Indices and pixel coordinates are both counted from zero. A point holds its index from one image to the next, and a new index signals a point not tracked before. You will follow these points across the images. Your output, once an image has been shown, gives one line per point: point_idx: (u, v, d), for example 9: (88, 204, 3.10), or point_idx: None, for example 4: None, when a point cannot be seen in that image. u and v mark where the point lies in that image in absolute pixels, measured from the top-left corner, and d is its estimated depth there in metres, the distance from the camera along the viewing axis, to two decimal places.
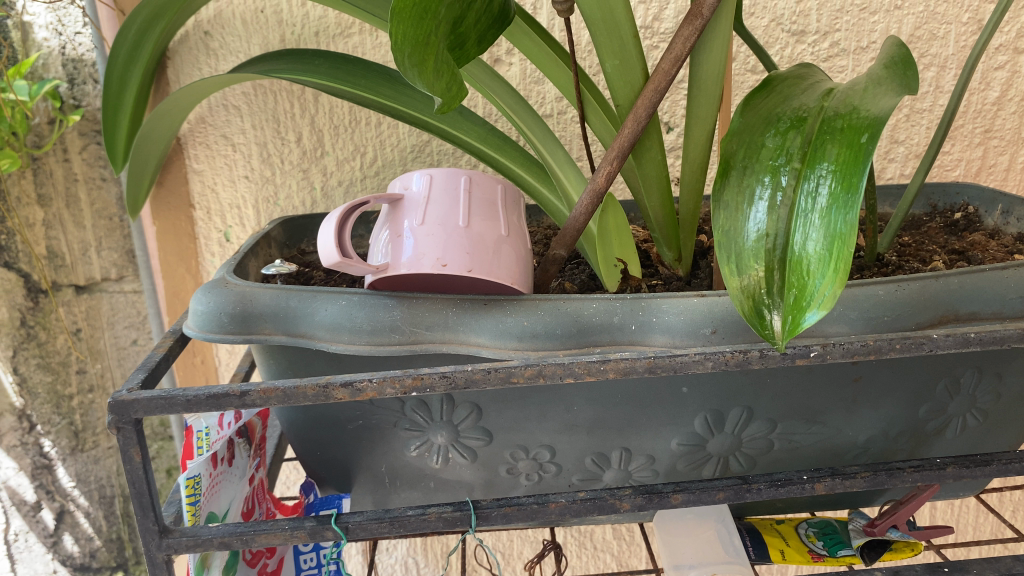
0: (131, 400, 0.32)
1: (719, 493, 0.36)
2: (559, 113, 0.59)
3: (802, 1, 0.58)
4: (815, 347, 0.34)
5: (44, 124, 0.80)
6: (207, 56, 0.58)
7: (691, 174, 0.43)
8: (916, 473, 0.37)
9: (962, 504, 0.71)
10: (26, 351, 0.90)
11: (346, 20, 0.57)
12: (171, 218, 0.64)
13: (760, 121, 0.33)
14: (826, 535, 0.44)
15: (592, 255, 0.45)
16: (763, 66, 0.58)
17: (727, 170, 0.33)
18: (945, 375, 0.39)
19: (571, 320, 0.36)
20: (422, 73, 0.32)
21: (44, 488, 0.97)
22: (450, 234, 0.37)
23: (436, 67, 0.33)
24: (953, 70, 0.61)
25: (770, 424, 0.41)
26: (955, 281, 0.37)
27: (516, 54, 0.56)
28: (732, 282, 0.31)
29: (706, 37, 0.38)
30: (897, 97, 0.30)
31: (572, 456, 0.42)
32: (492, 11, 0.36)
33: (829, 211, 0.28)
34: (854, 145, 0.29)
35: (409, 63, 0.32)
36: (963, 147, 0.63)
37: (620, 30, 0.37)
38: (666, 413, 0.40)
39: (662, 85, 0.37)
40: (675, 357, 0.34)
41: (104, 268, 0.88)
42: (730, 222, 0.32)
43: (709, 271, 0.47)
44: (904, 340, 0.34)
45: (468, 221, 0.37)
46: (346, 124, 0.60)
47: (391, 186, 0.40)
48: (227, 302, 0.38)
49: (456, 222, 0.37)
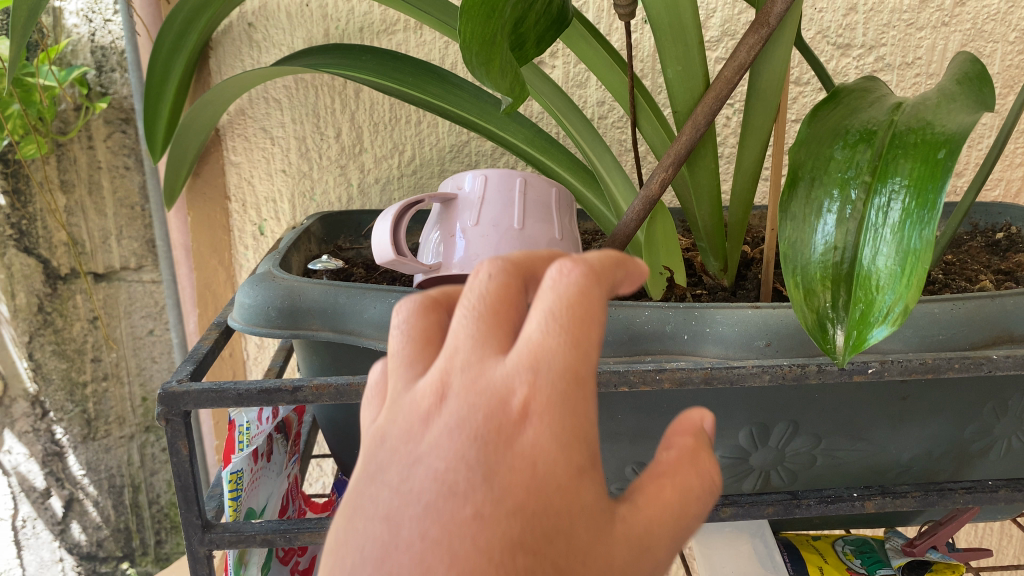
0: (182, 392, 0.32)
1: (768, 508, 0.36)
2: (600, 117, 0.59)
3: (849, 15, 0.58)
4: (873, 363, 0.34)
5: (71, 110, 0.80)
6: (250, 48, 0.58)
7: (742, 184, 0.43)
8: (968, 495, 0.37)
9: (987, 526, 0.71)
10: (43, 337, 0.89)
11: (391, 16, 0.56)
12: (205, 208, 0.63)
13: (828, 133, 0.33)
14: (864, 553, 0.44)
15: (638, 264, 0.44)
16: (807, 78, 0.58)
17: (794, 181, 0.33)
18: (993, 396, 0.39)
19: (624, 327, 0.35)
20: (488, 72, 0.32)
21: (54, 476, 0.96)
22: (504, 236, 0.37)
23: (502, 66, 0.33)
24: (997, 89, 0.60)
25: (815, 439, 0.40)
26: (1010, 301, 0.36)
27: (560, 57, 0.57)
28: (798, 295, 0.31)
29: (768, 49, 0.38)
30: (973, 114, 0.29)
31: (612, 465, 0.41)
32: (553, 12, 0.35)
33: (901, 226, 0.28)
34: (929, 161, 0.28)
35: (477, 62, 0.32)
36: (1004, 167, 0.63)
37: (685, 36, 0.37)
38: (712, 425, 0.39)
39: (724, 94, 0.36)
40: (731, 368, 0.33)
41: (123, 257, 0.89)
42: (797, 234, 0.32)
43: (757, 282, 0.47)
44: (963, 360, 0.34)
45: (523, 223, 0.37)
46: (386, 121, 0.60)
47: (443, 185, 0.40)
48: (276, 297, 0.37)
49: (511, 223, 0.37)
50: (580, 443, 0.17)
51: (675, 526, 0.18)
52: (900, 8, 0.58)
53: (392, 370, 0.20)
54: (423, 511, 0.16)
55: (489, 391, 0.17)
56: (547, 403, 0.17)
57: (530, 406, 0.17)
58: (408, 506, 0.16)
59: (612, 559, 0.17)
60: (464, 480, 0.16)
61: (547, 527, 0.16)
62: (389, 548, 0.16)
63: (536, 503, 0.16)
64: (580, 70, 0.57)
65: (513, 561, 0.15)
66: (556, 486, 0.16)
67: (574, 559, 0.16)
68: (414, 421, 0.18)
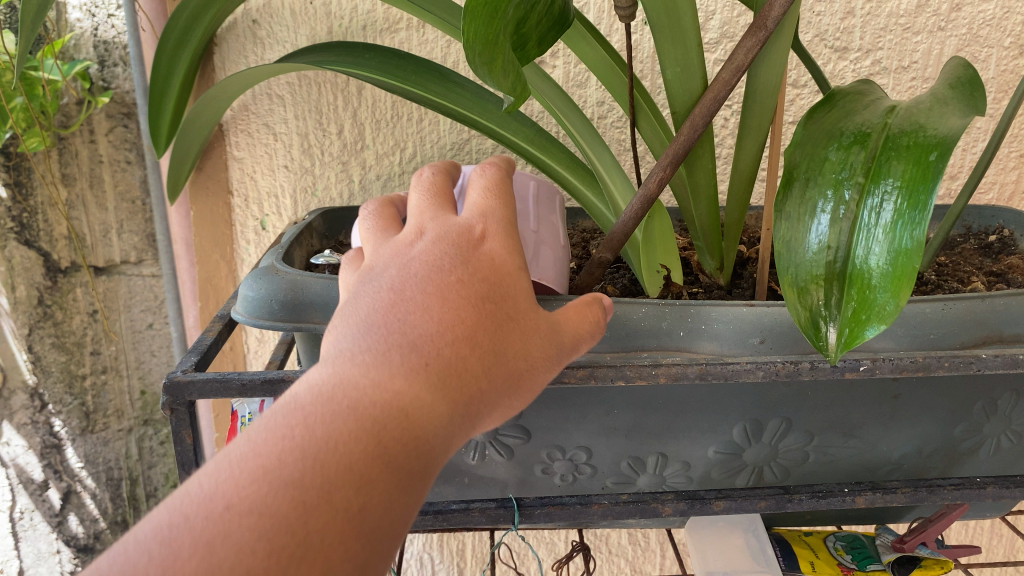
0: (186, 382, 0.33)
1: (761, 501, 0.38)
2: (599, 117, 0.59)
3: (846, 18, 0.59)
4: (864, 360, 0.35)
5: (72, 104, 0.80)
6: (254, 44, 0.58)
7: (738, 184, 0.43)
8: (957, 491, 0.38)
9: (977, 525, 0.72)
10: (42, 330, 0.89)
11: (394, 15, 0.57)
12: (207, 203, 0.64)
13: (822, 135, 0.33)
14: (855, 548, 0.45)
15: (635, 261, 0.45)
16: (804, 80, 0.58)
17: (789, 182, 0.33)
18: (982, 396, 0.40)
19: (620, 324, 0.36)
20: (491, 71, 0.33)
21: (53, 468, 0.96)
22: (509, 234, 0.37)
23: (505, 65, 0.34)
24: (992, 93, 0.61)
25: (807, 436, 0.41)
26: (1000, 302, 0.37)
27: (561, 57, 0.57)
28: (791, 294, 0.31)
29: (767, 51, 0.39)
30: (965, 117, 0.30)
31: (608, 459, 0.41)
32: (554, 13, 0.35)
33: (894, 226, 0.29)
34: (922, 163, 0.29)
35: (480, 61, 0.32)
36: (998, 170, 0.63)
37: (685, 38, 0.38)
38: (705, 421, 0.40)
39: (721, 95, 0.37)
40: (726, 365, 0.34)
41: (124, 251, 0.90)
42: (791, 234, 0.32)
43: (752, 281, 0.47)
44: (953, 359, 0.35)
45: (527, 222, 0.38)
46: (388, 119, 0.61)
47: None
48: (279, 290, 0.38)
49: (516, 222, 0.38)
50: (517, 256, 0.29)
51: (574, 327, 0.30)
52: (897, 12, 0.58)
53: (370, 242, 0.32)
54: (424, 277, 0.27)
55: (456, 227, 0.29)
56: (496, 230, 0.30)
57: (482, 236, 0.29)
58: (412, 277, 0.27)
59: (537, 325, 0.28)
60: (449, 263, 0.28)
61: (500, 291, 0.28)
62: (403, 296, 0.27)
63: (495, 277, 0.28)
64: (580, 70, 0.58)
65: (485, 303, 0.27)
66: (505, 272, 0.28)
67: (517, 312, 0.28)
68: (402, 247, 0.29)
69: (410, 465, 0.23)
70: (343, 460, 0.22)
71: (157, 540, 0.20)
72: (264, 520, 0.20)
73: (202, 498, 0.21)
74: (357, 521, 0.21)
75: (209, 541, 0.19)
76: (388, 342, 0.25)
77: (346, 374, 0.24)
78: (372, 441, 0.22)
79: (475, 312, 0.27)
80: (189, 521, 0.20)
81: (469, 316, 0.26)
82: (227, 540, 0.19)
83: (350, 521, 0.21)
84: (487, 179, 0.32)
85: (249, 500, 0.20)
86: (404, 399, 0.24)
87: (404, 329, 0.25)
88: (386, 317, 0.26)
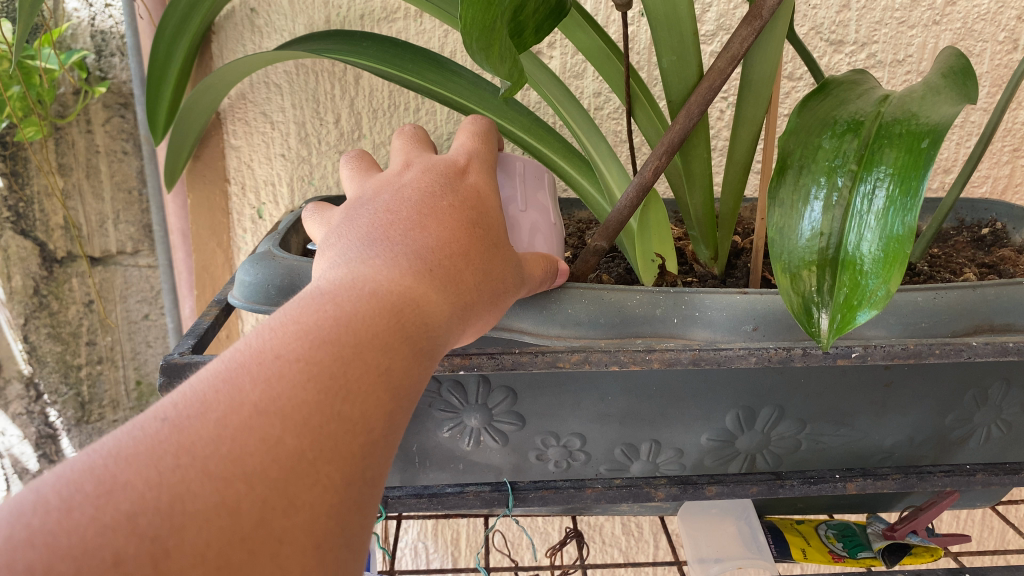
0: (184, 364, 0.33)
1: (753, 487, 0.39)
2: (595, 107, 0.60)
3: (842, 12, 0.59)
4: (856, 348, 0.35)
5: (69, 94, 0.80)
6: (252, 33, 0.58)
7: (734, 174, 0.44)
8: (947, 478, 0.38)
9: (967, 517, 0.73)
10: (37, 320, 0.89)
11: (391, 5, 0.57)
12: (205, 192, 0.64)
13: (817, 123, 0.34)
14: (846, 537, 0.45)
15: (630, 250, 0.45)
16: (800, 73, 0.59)
17: (783, 170, 0.34)
18: (974, 385, 0.40)
19: (615, 310, 0.36)
20: (488, 57, 0.33)
21: (48, 458, 0.96)
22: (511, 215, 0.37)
23: (502, 52, 0.34)
24: (986, 88, 0.62)
25: (800, 424, 0.41)
26: (992, 291, 0.37)
27: (558, 47, 0.57)
28: (786, 280, 0.32)
29: (762, 41, 0.39)
30: (957, 106, 0.30)
31: (602, 446, 0.42)
32: (551, 1, 0.36)
33: (886, 212, 0.29)
34: (914, 150, 0.29)
35: (477, 48, 0.33)
36: (991, 164, 0.64)
37: (681, 27, 0.38)
38: (699, 409, 0.40)
39: (717, 84, 0.37)
40: (719, 350, 0.35)
41: (120, 241, 0.90)
42: (785, 221, 0.33)
43: (746, 270, 0.48)
44: (944, 347, 0.36)
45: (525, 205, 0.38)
46: (385, 108, 0.61)
47: None
48: (276, 275, 0.38)
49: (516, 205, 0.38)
50: (495, 193, 0.31)
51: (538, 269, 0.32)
52: (893, 6, 0.59)
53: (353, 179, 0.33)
54: (420, 197, 0.28)
55: (442, 162, 0.30)
56: (479, 169, 0.31)
57: (466, 170, 0.31)
58: (409, 196, 0.28)
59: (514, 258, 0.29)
60: (442, 186, 0.29)
61: (485, 219, 0.28)
62: (401, 212, 0.27)
63: (481, 207, 0.29)
64: (577, 60, 0.58)
65: (473, 227, 0.27)
66: (488, 203, 0.29)
67: (499, 241, 0.29)
68: (393, 178, 0.30)
69: (425, 349, 0.23)
70: (372, 329, 0.21)
71: (208, 384, 0.19)
72: (313, 370, 0.19)
73: (244, 356, 0.20)
74: (388, 385, 0.21)
75: (264, 382, 0.19)
76: (395, 243, 0.25)
77: (359, 266, 0.24)
78: (398, 318, 0.22)
79: (469, 231, 0.27)
80: (241, 367, 0.19)
81: (462, 235, 0.27)
82: (282, 382, 0.19)
83: (385, 383, 0.20)
84: (477, 127, 0.35)
85: (293, 350, 0.20)
86: (417, 290, 0.23)
87: (410, 234, 0.25)
88: (387, 229, 0.26)
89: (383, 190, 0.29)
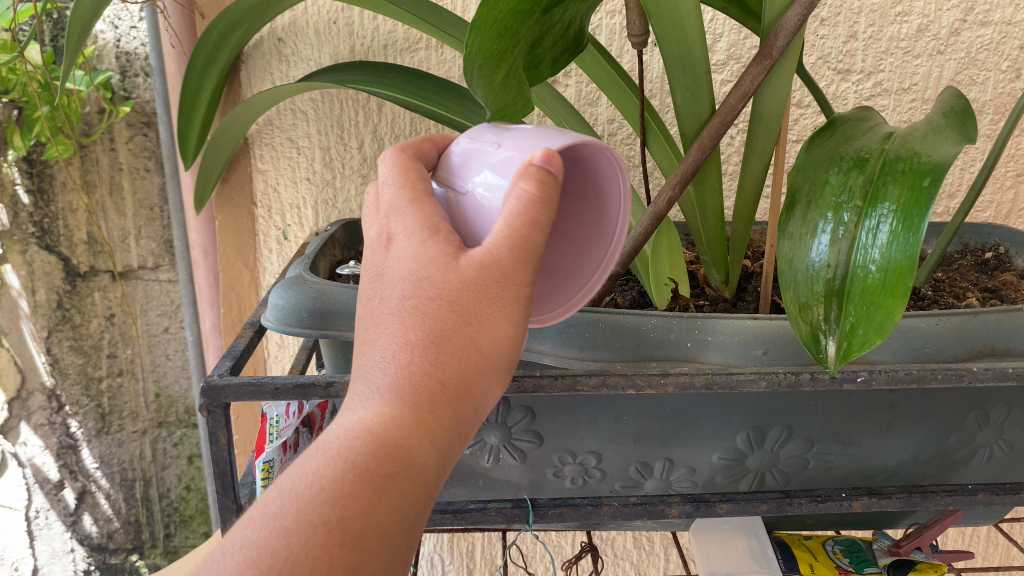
0: (223, 385, 0.35)
1: (762, 505, 0.40)
2: (609, 134, 0.62)
3: (849, 42, 0.61)
4: (862, 373, 0.37)
5: (94, 113, 0.83)
6: (279, 62, 0.61)
7: (744, 203, 0.46)
8: (949, 497, 0.40)
9: (974, 533, 0.74)
10: (60, 332, 0.92)
11: (414, 35, 0.59)
12: (231, 213, 0.66)
13: (825, 159, 0.35)
14: (852, 552, 0.46)
15: (644, 274, 0.47)
16: (808, 101, 0.60)
17: (792, 204, 0.35)
18: (975, 407, 0.42)
19: (631, 335, 0.38)
20: (488, 81, 0.34)
21: (68, 468, 0.99)
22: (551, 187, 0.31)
23: (504, 78, 0.35)
24: (990, 115, 0.63)
25: (808, 444, 0.43)
26: (992, 318, 0.39)
27: (574, 76, 0.60)
28: (794, 310, 0.34)
29: (772, 77, 0.40)
30: (957, 145, 0.32)
31: (616, 464, 0.43)
32: (568, 37, 0.38)
33: (890, 246, 0.31)
34: (916, 188, 0.31)
35: (478, 72, 0.33)
36: (995, 189, 0.66)
37: (694, 66, 0.40)
38: (711, 428, 0.42)
39: (728, 119, 0.39)
40: (731, 375, 0.36)
41: (141, 256, 0.91)
42: (795, 253, 0.34)
43: (757, 294, 0.49)
44: (945, 371, 0.37)
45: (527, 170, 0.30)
46: (406, 134, 0.63)
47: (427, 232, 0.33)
48: (307, 299, 0.40)
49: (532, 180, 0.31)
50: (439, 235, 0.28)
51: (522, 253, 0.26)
52: (898, 36, 0.61)
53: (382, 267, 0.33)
54: (385, 303, 0.28)
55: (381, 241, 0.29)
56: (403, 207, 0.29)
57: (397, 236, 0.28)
58: (377, 306, 0.28)
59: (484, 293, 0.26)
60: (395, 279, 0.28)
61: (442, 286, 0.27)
62: (372, 329, 0.28)
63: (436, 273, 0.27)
64: (592, 89, 0.60)
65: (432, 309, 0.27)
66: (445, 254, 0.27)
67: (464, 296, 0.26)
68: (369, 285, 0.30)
69: (402, 476, 0.25)
70: (340, 477, 0.24)
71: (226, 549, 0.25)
72: (286, 529, 0.24)
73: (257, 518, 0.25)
74: (357, 526, 0.24)
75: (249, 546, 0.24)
76: (372, 371, 0.27)
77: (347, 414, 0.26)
78: (349, 467, 0.24)
79: (432, 314, 0.26)
80: (235, 544, 0.24)
81: (426, 331, 0.26)
82: (242, 573, 0.23)
83: (352, 526, 0.24)
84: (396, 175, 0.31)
85: (282, 511, 0.24)
86: (384, 419, 0.25)
87: (380, 357, 0.27)
88: (368, 359, 0.27)
89: (367, 294, 0.29)
